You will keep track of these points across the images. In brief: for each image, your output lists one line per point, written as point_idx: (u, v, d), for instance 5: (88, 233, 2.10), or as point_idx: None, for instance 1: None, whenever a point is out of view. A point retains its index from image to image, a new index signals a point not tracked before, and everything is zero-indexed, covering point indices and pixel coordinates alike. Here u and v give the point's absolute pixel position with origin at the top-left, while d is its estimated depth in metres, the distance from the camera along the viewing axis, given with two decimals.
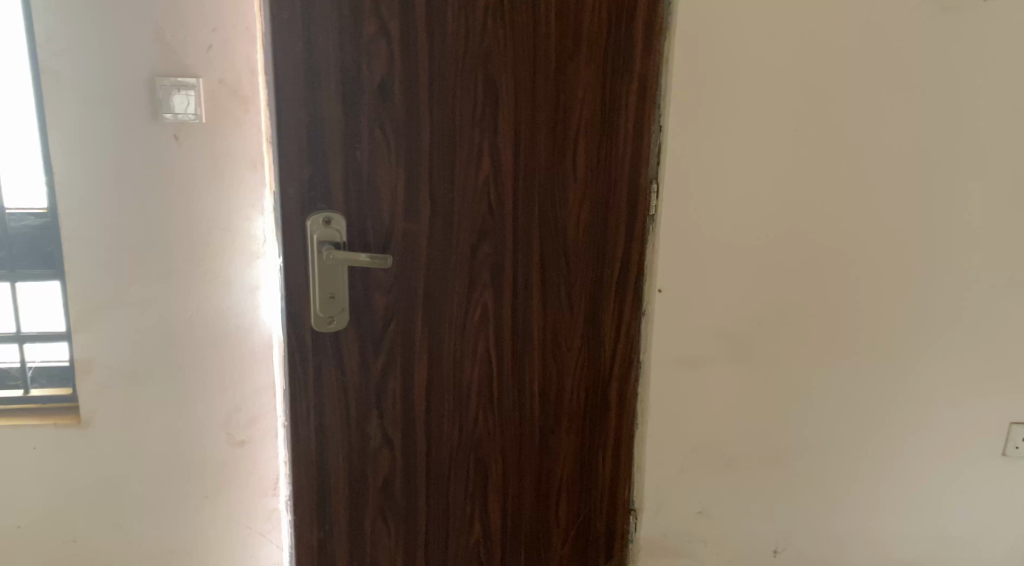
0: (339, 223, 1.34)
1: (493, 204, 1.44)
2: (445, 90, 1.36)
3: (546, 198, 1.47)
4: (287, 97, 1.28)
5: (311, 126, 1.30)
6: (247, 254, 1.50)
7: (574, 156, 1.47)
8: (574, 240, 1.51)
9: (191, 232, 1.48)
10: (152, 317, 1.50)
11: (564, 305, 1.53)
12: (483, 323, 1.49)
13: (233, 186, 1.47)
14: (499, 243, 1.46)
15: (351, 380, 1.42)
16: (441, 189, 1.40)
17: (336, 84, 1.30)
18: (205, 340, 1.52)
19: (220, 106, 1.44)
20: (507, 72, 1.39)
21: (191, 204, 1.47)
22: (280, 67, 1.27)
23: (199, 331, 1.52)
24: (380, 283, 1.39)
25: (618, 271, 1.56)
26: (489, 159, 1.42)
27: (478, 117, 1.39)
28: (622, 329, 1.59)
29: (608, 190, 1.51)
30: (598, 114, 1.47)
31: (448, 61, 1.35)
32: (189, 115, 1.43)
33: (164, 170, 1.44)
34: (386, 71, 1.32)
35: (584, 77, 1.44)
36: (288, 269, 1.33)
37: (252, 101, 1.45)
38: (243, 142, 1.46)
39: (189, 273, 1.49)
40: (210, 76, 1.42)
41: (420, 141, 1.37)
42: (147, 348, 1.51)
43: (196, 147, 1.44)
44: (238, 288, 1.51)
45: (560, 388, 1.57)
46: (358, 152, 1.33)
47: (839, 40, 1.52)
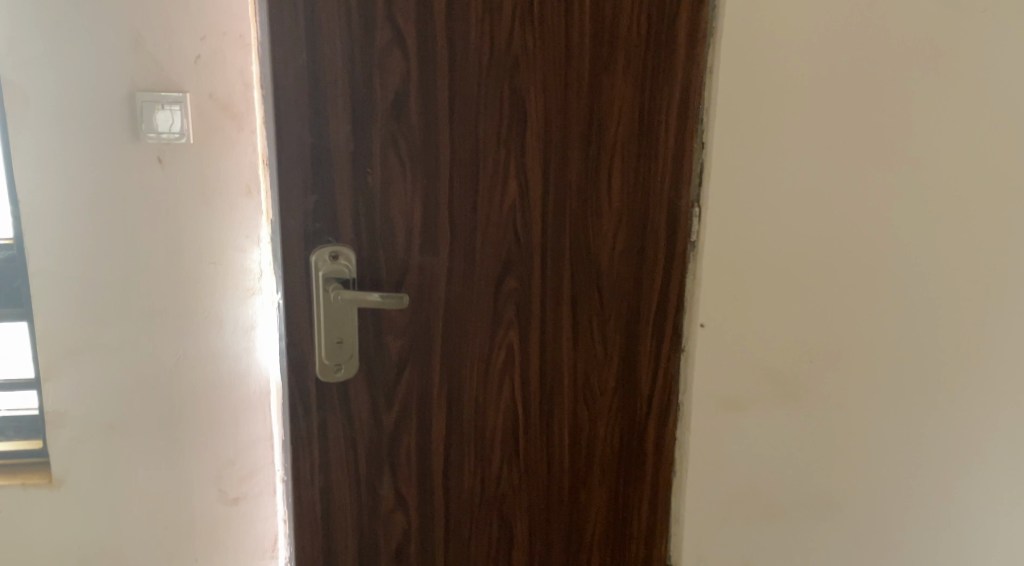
0: (347, 257, 1.18)
1: (519, 232, 1.28)
2: (466, 107, 1.20)
3: (577, 226, 1.31)
4: (290, 117, 1.13)
5: (315, 151, 1.15)
6: (241, 290, 1.33)
7: (609, 179, 1.31)
8: (609, 273, 1.35)
9: (177, 267, 1.30)
10: (134, 362, 1.33)
11: (597, 344, 1.37)
12: (508, 365, 1.32)
13: (225, 214, 1.30)
14: (525, 276, 1.30)
15: (360, 434, 1.25)
16: (462, 217, 1.23)
17: (344, 103, 1.15)
18: (193, 387, 1.35)
19: (210, 123, 1.27)
20: (535, 86, 1.23)
21: (177, 234, 1.29)
22: (282, 84, 1.12)
23: (187, 377, 1.35)
24: (393, 324, 1.23)
25: (657, 308, 1.39)
26: (515, 182, 1.25)
27: (502, 136, 1.23)
28: (661, 371, 1.42)
29: (646, 217, 1.34)
30: (636, 130, 1.30)
31: (469, 75, 1.19)
32: (175, 135, 1.25)
33: (146, 198, 1.27)
34: (399, 87, 1.16)
35: (621, 89, 1.28)
36: (291, 310, 1.18)
37: (246, 118, 1.28)
38: (236, 164, 1.29)
39: (175, 312, 1.32)
40: (198, 90, 1.25)
41: (438, 165, 1.20)
42: (129, 397, 1.34)
43: (183, 170, 1.27)
44: (231, 329, 1.34)
45: (593, 435, 1.41)
46: (368, 178, 1.17)
47: (906, 40, 1.33)
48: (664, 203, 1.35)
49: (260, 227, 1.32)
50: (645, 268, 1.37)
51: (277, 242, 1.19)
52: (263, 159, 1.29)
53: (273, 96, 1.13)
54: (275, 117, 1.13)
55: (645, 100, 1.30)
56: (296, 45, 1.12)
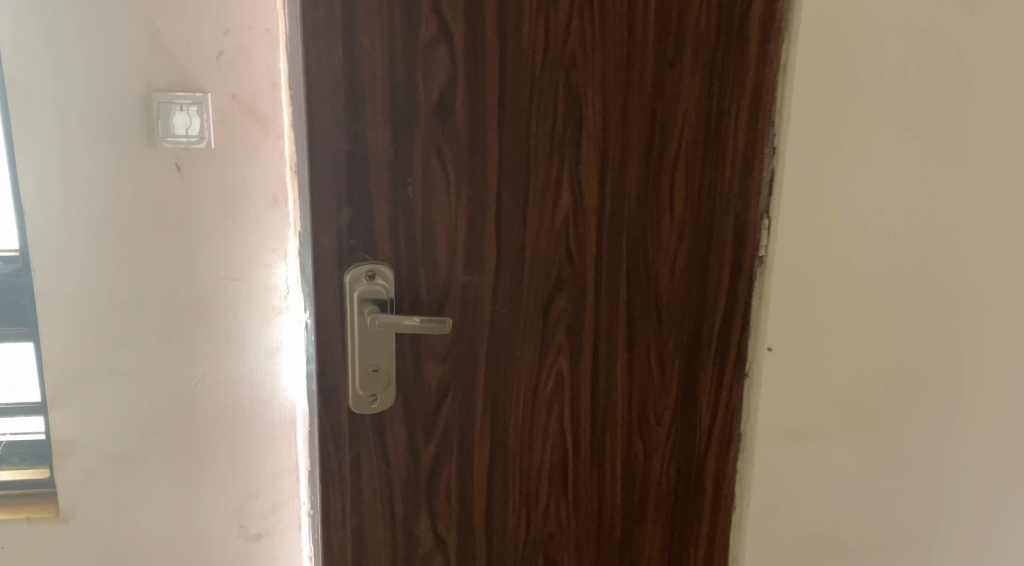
0: (385, 277, 1.06)
1: (572, 248, 1.15)
2: (517, 109, 1.08)
3: (635, 241, 1.19)
4: (325, 120, 1.01)
5: (352, 157, 1.02)
6: (265, 309, 1.22)
7: (671, 189, 1.18)
8: (669, 293, 1.22)
9: (197, 284, 1.19)
10: (148, 387, 1.22)
11: (653, 371, 1.25)
12: (558, 394, 1.20)
13: (249, 226, 1.19)
14: (578, 296, 1.17)
15: (396, 470, 1.13)
16: (509, 231, 1.11)
17: (383, 104, 1.02)
18: (213, 414, 1.24)
19: (233, 127, 1.15)
20: (593, 86, 1.11)
21: (197, 248, 1.18)
22: (314, 83, 1.00)
23: (206, 402, 1.24)
24: (434, 350, 1.11)
25: (719, 331, 1.26)
26: (570, 192, 1.13)
27: (556, 142, 1.11)
28: (723, 400, 1.29)
29: (711, 231, 1.22)
30: (702, 136, 1.18)
31: (520, 74, 1.07)
32: (196, 139, 1.14)
33: (163, 208, 1.16)
34: (445, 87, 1.04)
35: (687, 90, 1.15)
36: (321, 334, 1.06)
37: (273, 121, 1.17)
38: (262, 171, 1.18)
39: (193, 332, 1.21)
40: (220, 91, 1.14)
41: (486, 174, 1.08)
42: (143, 424, 1.23)
43: (204, 178, 1.16)
44: (253, 351, 1.23)
45: (647, 469, 1.28)
46: (408, 189, 1.05)
47: (1008, 34, 1.18)
48: (731, 215, 1.22)
49: (287, 240, 1.21)
50: (708, 287, 1.24)
51: (306, 258, 1.07)
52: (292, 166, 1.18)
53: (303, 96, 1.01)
54: (307, 120, 1.01)
55: (713, 102, 1.17)
56: (331, 39, 1.00)
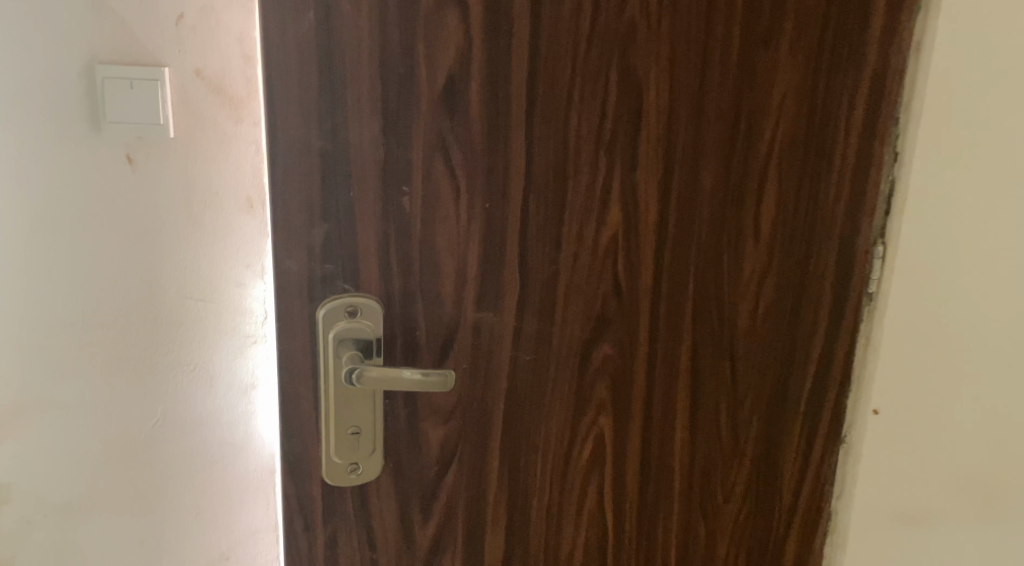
0: (371, 314, 0.81)
1: (621, 279, 0.88)
2: (552, 96, 0.81)
3: (706, 270, 0.91)
4: (294, 107, 0.76)
5: (329, 157, 0.77)
6: (237, 336, 1.00)
7: (754, 205, 0.90)
8: (745, 338, 0.95)
9: (154, 306, 0.98)
10: (97, 428, 1.01)
11: (722, 435, 0.98)
12: (597, 463, 0.93)
13: (218, 237, 0.97)
14: (628, 340, 0.91)
15: (384, 555, 0.89)
16: (537, 255, 0.85)
17: (370, 87, 0.77)
18: (175, 462, 1.03)
19: (197, 111, 0.93)
20: (657, 68, 0.83)
21: (153, 262, 0.97)
22: (279, 58, 0.75)
23: (165, 447, 1.02)
24: (434, 407, 0.86)
25: (808, 388, 0.99)
26: (620, 208, 0.86)
27: (605, 141, 0.84)
28: (810, 474, 1.01)
29: (806, 259, 0.94)
30: (801, 137, 0.89)
31: (557, 49, 0.80)
32: (149, 125, 0.92)
33: (111, 212, 0.94)
34: (455, 66, 0.78)
35: (783, 75, 0.87)
36: (288, 386, 0.82)
37: (247, 106, 0.95)
38: (235, 168, 0.96)
39: (150, 364, 0.99)
40: (181, 65, 0.92)
41: (508, 181, 0.82)
42: (91, 472, 1.02)
43: (162, 176, 0.94)
44: (224, 387, 1.01)
45: (709, 556, 1.01)
46: (404, 200, 0.79)
47: None
48: (833, 241, 0.93)
49: (265, 252, 0.99)
50: (796, 330, 0.96)
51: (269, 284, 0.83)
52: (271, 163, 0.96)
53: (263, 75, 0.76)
54: (269, 107, 0.76)
55: (817, 92, 0.88)
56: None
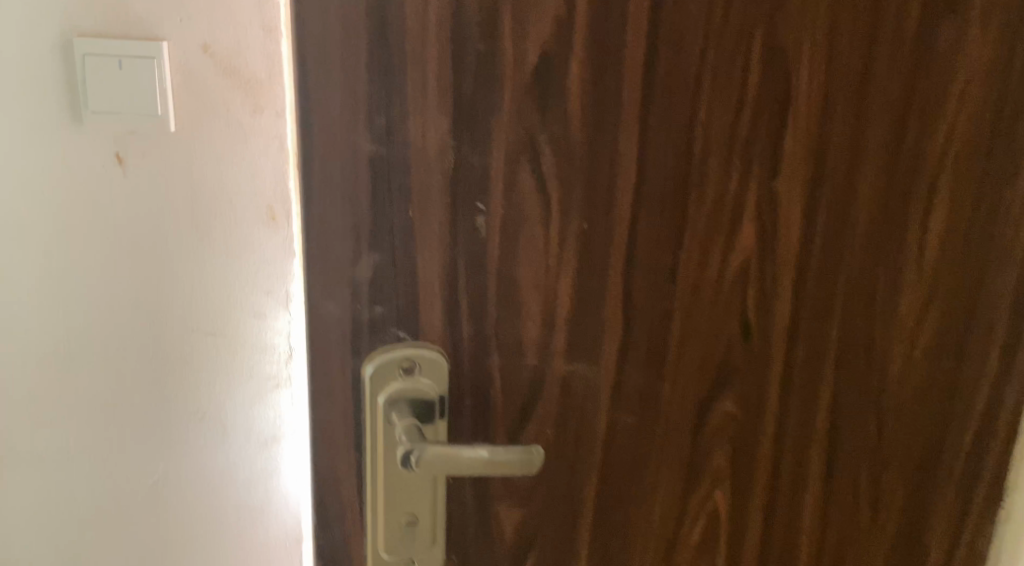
0: (433, 370, 0.62)
1: (751, 316, 0.69)
2: (676, 81, 0.60)
3: (853, 304, 0.71)
4: (337, 96, 0.55)
5: (382, 165, 0.56)
6: (256, 377, 0.82)
7: (921, 221, 0.70)
8: (896, 387, 0.75)
9: (155, 341, 0.80)
10: (89, 485, 0.83)
11: (861, 507, 0.78)
12: (707, 544, 0.74)
13: (232, 258, 0.78)
14: (754, 392, 0.72)
15: None
16: (645, 289, 0.65)
17: (439, 69, 0.55)
18: (182, 526, 0.85)
19: (204, 98, 0.74)
20: (811, 42, 0.62)
21: (153, 287, 0.78)
22: (315, 26, 0.54)
23: (168, 508, 0.84)
24: (510, 482, 0.67)
25: (968, 450, 0.78)
26: (754, 225, 0.66)
27: (740, 141, 0.64)
28: (962, 553, 0.81)
29: (978, 292, 0.73)
30: (985, 135, 0.69)
31: (686, 18, 0.59)
32: (143, 116, 0.73)
33: (103, 227, 0.77)
34: (551, 40, 0.57)
35: (971, 53, 0.66)
36: (325, 461, 0.63)
37: (268, 91, 0.75)
38: (251, 170, 0.77)
39: (152, 410, 0.82)
40: (184, 39, 0.73)
41: (614, 194, 0.62)
42: (84, 536, 0.85)
43: (163, 181, 0.76)
44: (241, 437, 0.83)
45: None
46: (478, 222, 0.59)
47: None
48: (1017, 263, 0.72)
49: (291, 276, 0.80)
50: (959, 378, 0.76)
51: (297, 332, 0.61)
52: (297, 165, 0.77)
53: (294, 51, 0.55)
54: (301, 96, 0.55)
55: (1014, 76, 0.67)
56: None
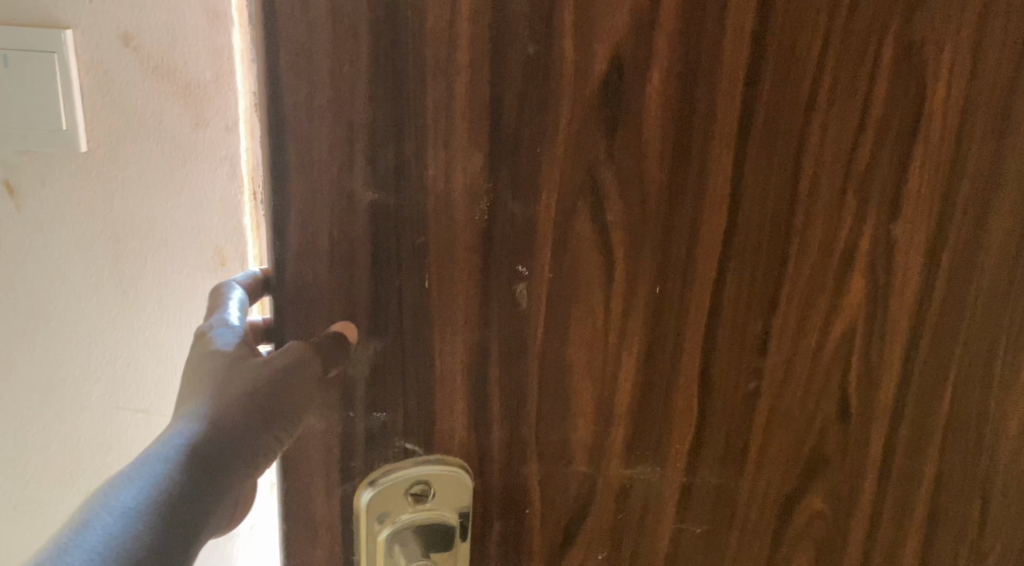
0: (454, 496, 0.45)
1: (852, 396, 0.53)
2: (784, 93, 0.45)
3: (978, 381, 0.54)
4: (328, 124, 0.39)
5: (393, 220, 0.40)
6: None
7: None
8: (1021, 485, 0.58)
9: (72, 415, 0.64)
10: None
11: None
12: None
13: (176, 314, 0.62)
14: (848, 491, 0.56)
15: None
16: (726, 368, 0.50)
17: (472, 82, 0.39)
18: None
19: (129, 111, 0.57)
20: (957, 42, 0.46)
21: (81, 353, 0.63)
22: (293, 26, 0.38)
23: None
24: None
25: None
26: (863, 282, 0.50)
27: (857, 173, 0.48)
28: None
29: None
30: None
31: (802, 9, 0.44)
32: (43, 130, 0.56)
33: (11, 280, 0.60)
34: (626, 39, 0.42)
35: None
36: None
37: (213, 100, 0.57)
38: (192, 204, 0.59)
39: (71, 498, 0.67)
40: (101, 30, 0.55)
41: (695, 249, 0.47)
42: None
43: (85, 221, 0.59)
44: None
45: None
46: (517, 289, 0.43)
47: None
48: None
49: None
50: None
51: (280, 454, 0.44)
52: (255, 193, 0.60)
53: (263, 63, 0.38)
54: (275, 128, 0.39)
55: None
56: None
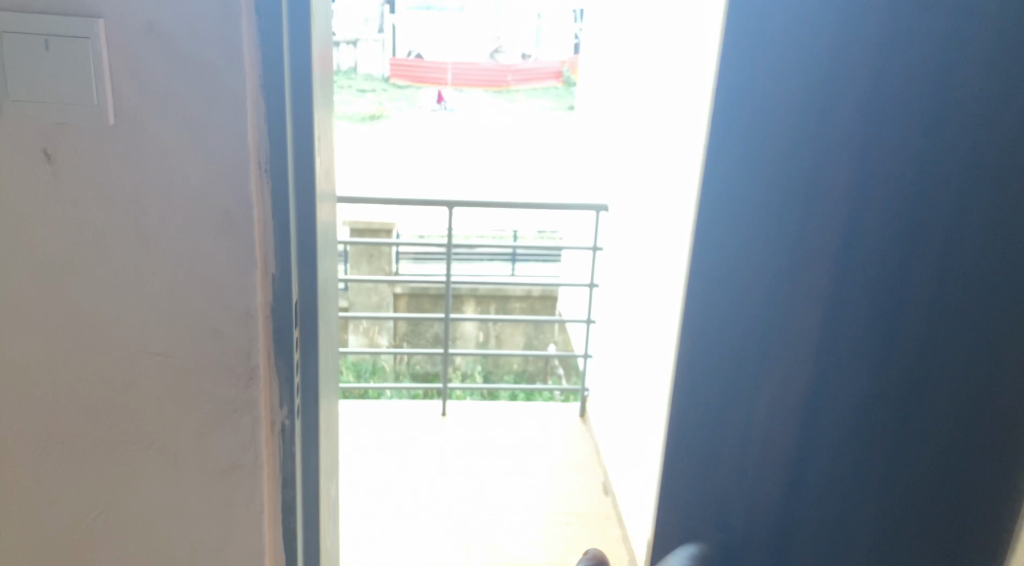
0: None
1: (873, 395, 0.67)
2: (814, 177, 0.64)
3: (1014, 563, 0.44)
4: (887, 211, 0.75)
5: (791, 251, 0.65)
6: (220, 389, 0.73)
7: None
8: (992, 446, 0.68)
9: (100, 356, 0.72)
10: (36, 509, 0.76)
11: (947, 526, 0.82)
12: None
13: (191, 268, 0.70)
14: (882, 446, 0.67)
15: None
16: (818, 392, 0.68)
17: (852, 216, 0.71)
18: (135, 548, 0.78)
19: (155, 89, 0.65)
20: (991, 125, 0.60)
21: (108, 302, 0.70)
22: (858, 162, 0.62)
23: (148, 537, 0.77)
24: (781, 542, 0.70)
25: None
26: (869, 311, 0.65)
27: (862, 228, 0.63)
28: None
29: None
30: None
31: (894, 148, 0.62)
32: (82, 103, 0.64)
33: (48, 234, 0.68)
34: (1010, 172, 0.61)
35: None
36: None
37: (224, 80, 0.65)
38: (205, 172, 0.67)
39: (101, 431, 0.74)
40: (130, 19, 0.63)
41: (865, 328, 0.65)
42: (31, 556, 0.77)
43: (112, 182, 0.67)
44: (208, 455, 0.75)
45: None
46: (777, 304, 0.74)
47: None
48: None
49: (244, 279, 0.70)
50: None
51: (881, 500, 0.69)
52: (259, 165, 0.68)
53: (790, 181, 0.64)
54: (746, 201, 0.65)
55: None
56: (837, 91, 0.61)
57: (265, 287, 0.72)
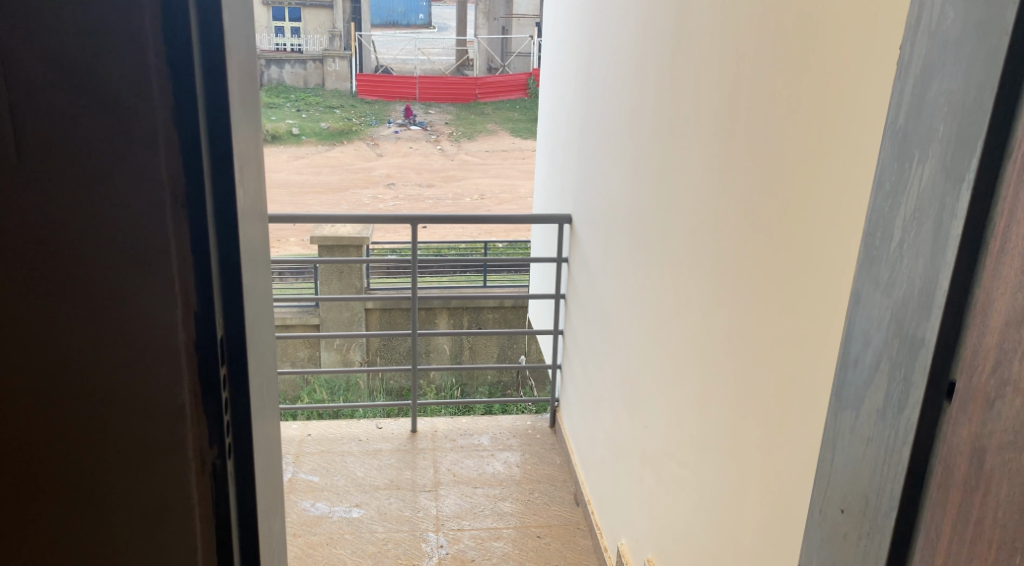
0: None
1: None
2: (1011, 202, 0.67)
3: None
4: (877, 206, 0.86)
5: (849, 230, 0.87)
6: (146, 432, 0.70)
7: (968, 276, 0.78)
8: None
9: (12, 403, 0.67)
10: None
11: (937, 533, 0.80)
12: None
13: (108, 306, 0.66)
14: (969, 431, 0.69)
15: None
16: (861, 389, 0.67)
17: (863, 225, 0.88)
18: None
19: (61, 124, 0.62)
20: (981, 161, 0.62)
21: (21, 344, 0.66)
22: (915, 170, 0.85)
23: None
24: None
25: None
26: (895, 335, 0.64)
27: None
28: None
29: None
30: None
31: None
32: None
33: None
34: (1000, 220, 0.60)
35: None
36: None
37: (135, 113, 0.63)
38: (118, 206, 0.64)
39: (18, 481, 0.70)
40: (31, 54, 0.61)
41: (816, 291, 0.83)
42: None
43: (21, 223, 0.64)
44: (136, 501, 0.71)
45: None
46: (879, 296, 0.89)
47: None
48: None
49: (166, 317, 0.67)
50: (939, 433, 0.72)
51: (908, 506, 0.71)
52: (177, 198, 0.65)
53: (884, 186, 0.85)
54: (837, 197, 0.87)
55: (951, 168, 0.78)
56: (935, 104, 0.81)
57: (189, 324, 0.68)
